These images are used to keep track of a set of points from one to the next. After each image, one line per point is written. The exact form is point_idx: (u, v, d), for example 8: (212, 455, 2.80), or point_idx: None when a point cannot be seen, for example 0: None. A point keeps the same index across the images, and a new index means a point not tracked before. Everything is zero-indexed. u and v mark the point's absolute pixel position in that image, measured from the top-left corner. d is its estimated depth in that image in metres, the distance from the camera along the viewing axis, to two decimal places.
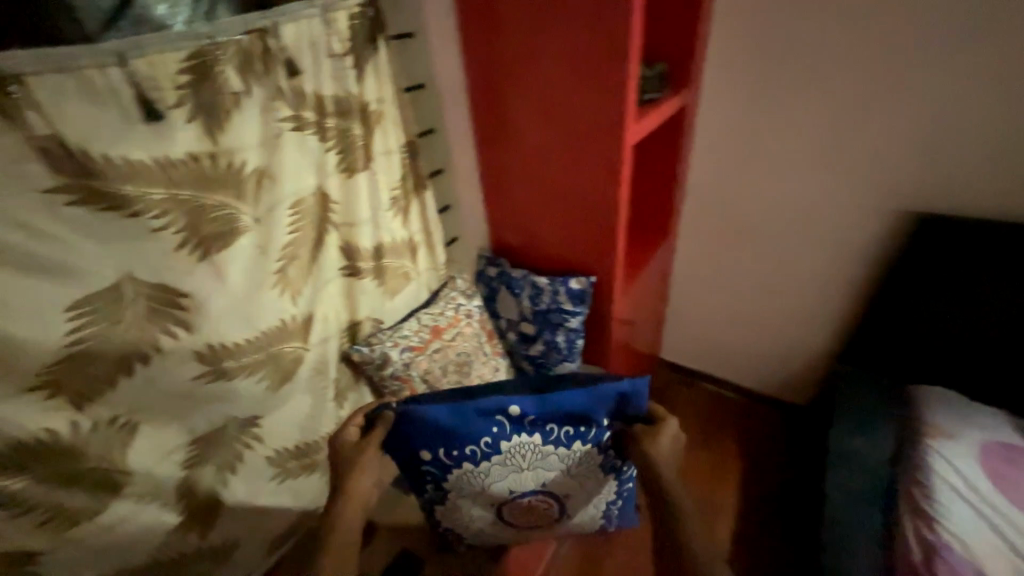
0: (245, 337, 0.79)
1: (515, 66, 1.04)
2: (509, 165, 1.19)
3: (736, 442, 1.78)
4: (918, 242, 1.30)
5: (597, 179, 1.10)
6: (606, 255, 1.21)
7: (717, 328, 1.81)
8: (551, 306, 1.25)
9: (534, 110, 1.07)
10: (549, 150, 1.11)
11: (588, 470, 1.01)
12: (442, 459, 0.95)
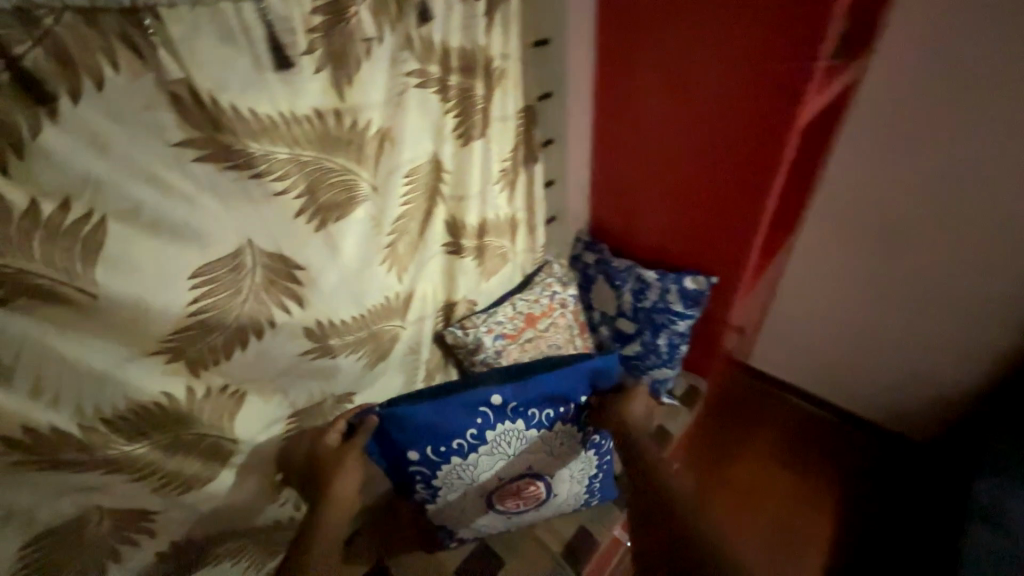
0: (352, 315, 0.74)
1: (665, 21, 0.87)
2: (635, 140, 1.04)
3: (833, 470, 1.57)
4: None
5: (748, 162, 0.92)
6: (737, 251, 1.04)
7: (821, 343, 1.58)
8: (656, 305, 1.11)
9: (678, 75, 0.91)
10: (689, 125, 0.95)
11: (568, 448, 0.93)
12: (432, 457, 0.84)
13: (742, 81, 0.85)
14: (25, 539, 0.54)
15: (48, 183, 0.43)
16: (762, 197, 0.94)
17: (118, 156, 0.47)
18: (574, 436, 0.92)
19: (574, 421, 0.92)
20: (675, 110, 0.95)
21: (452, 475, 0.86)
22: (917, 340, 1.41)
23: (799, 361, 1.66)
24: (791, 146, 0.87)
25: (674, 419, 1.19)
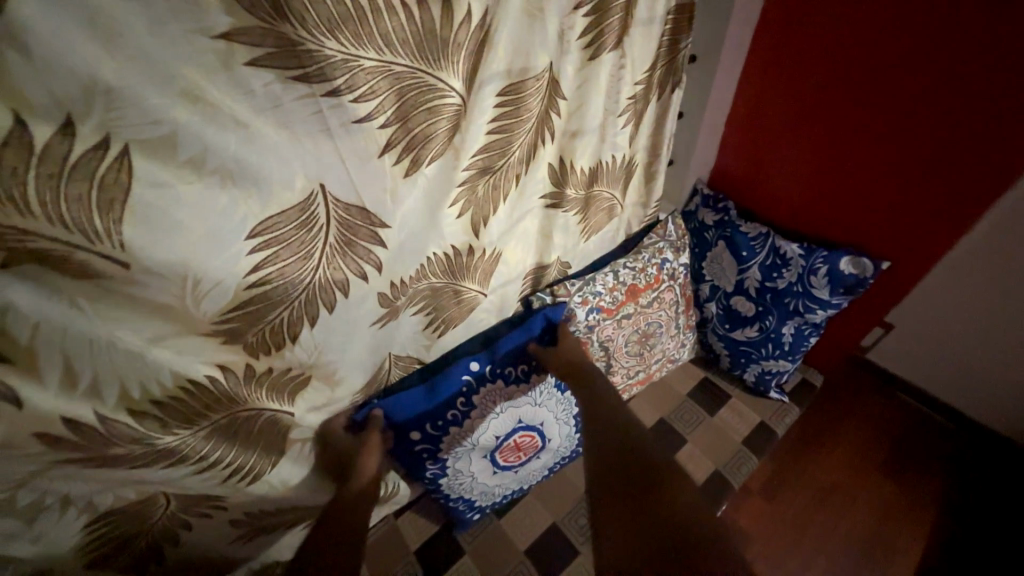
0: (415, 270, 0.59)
1: None
2: (821, 65, 0.75)
3: (943, 482, 1.27)
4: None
5: (1020, 105, 0.60)
6: (931, 231, 0.76)
7: (959, 346, 1.23)
8: (790, 287, 0.89)
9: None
10: (931, 37, 0.63)
11: (548, 396, 0.81)
12: (436, 437, 0.73)
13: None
14: (87, 520, 0.48)
15: (45, 95, 0.28)
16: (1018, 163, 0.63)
17: (138, 53, 0.30)
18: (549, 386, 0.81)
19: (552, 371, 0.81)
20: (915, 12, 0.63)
21: (456, 445, 0.75)
22: None
23: (942, 370, 1.30)
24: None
25: (780, 417, 1.02)
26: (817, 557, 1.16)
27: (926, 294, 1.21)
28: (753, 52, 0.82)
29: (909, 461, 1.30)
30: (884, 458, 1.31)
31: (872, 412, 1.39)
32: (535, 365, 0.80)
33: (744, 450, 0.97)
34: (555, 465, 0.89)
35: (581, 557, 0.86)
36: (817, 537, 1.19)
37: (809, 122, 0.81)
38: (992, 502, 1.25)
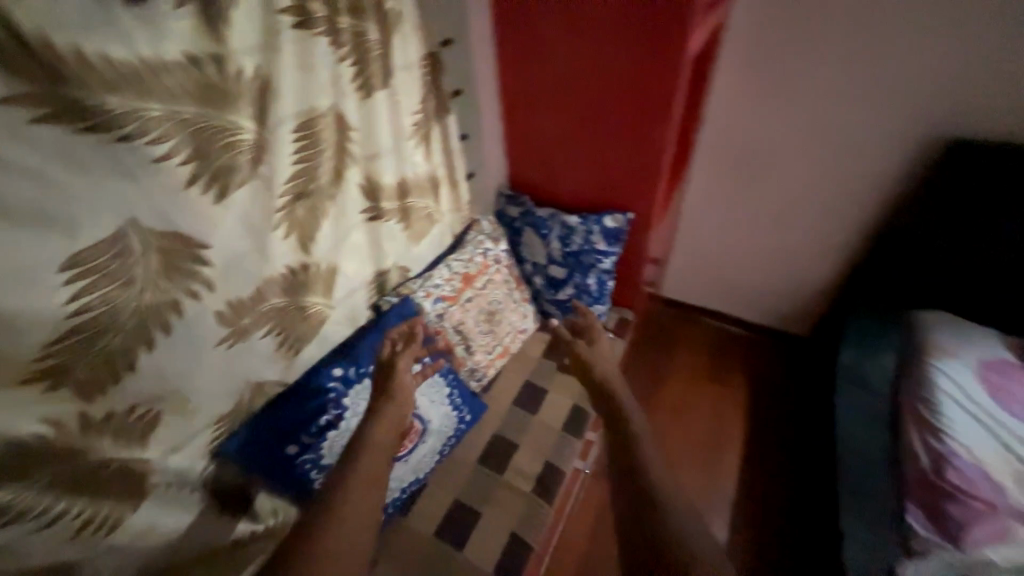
0: (250, 291, 0.66)
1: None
2: (542, 104, 1.09)
3: (743, 373, 1.75)
4: (952, 169, 1.24)
5: (649, 108, 0.99)
6: (642, 194, 1.13)
7: (712, 266, 1.78)
8: (583, 247, 1.18)
9: (572, 33, 0.95)
10: (590, 75, 0.99)
11: (416, 382, 0.94)
12: (314, 445, 0.78)
13: (631, 31, 0.91)
14: None
15: None
16: (662, 141, 1.03)
17: None
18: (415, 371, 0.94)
19: (415, 358, 0.94)
20: (577, 65, 0.99)
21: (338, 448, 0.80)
22: (793, 256, 1.63)
23: (710, 288, 1.85)
24: (681, 91, 0.96)
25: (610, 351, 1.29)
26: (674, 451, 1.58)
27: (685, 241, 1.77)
28: (500, 99, 1.13)
29: (721, 365, 1.78)
30: (704, 366, 1.78)
31: (690, 336, 1.87)
32: None
33: None
34: (445, 446, 0.99)
35: (483, 517, 0.97)
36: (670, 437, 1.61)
37: (553, 141, 1.13)
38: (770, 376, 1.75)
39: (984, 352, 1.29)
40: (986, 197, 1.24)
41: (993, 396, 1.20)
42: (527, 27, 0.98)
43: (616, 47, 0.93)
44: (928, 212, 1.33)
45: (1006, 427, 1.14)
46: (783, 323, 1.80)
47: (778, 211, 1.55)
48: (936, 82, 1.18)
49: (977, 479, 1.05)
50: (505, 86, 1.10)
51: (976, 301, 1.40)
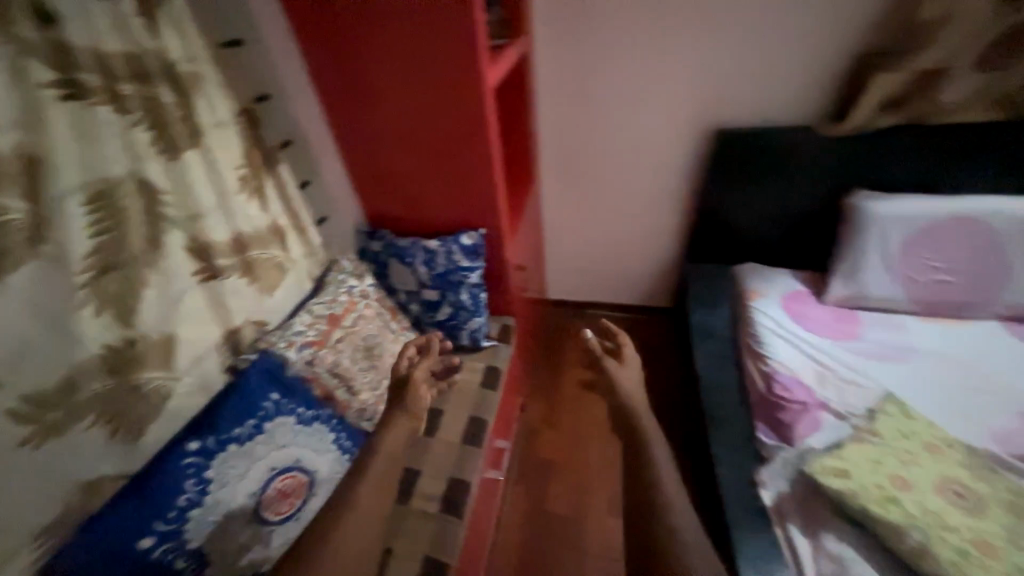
0: (53, 382, 0.63)
1: (350, 41, 0.99)
2: (378, 147, 1.16)
3: (626, 349, 2.05)
4: (721, 153, 1.57)
5: (470, 138, 1.10)
6: (488, 211, 1.24)
7: (580, 255, 2.05)
8: (448, 267, 1.26)
9: (385, 88, 1.05)
10: (412, 117, 1.09)
11: (292, 436, 0.91)
12: (174, 530, 0.75)
13: (432, 80, 1.02)
14: None
15: None
16: (488, 167, 1.15)
17: None
18: (290, 425, 0.91)
19: (286, 412, 0.92)
20: (398, 108, 1.08)
21: (205, 525, 0.77)
22: (638, 236, 1.93)
23: (583, 274, 2.12)
24: (494, 119, 1.08)
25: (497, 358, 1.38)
26: (580, 439, 1.75)
27: (554, 241, 2.04)
28: (337, 146, 1.18)
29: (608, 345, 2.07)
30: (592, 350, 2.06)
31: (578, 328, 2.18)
32: (263, 415, 0.89)
33: (483, 394, 1.28)
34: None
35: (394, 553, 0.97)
36: (577, 426, 1.79)
37: (398, 177, 1.21)
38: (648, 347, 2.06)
39: (786, 287, 1.64)
40: (751, 170, 1.58)
41: (794, 320, 1.52)
42: (342, 85, 1.06)
43: (426, 90, 1.04)
44: (717, 189, 1.65)
45: (805, 341, 1.44)
46: (649, 300, 2.12)
47: (616, 205, 1.86)
48: (693, 90, 1.51)
49: (795, 386, 1.32)
50: (339, 140, 1.17)
51: (776, 251, 1.75)
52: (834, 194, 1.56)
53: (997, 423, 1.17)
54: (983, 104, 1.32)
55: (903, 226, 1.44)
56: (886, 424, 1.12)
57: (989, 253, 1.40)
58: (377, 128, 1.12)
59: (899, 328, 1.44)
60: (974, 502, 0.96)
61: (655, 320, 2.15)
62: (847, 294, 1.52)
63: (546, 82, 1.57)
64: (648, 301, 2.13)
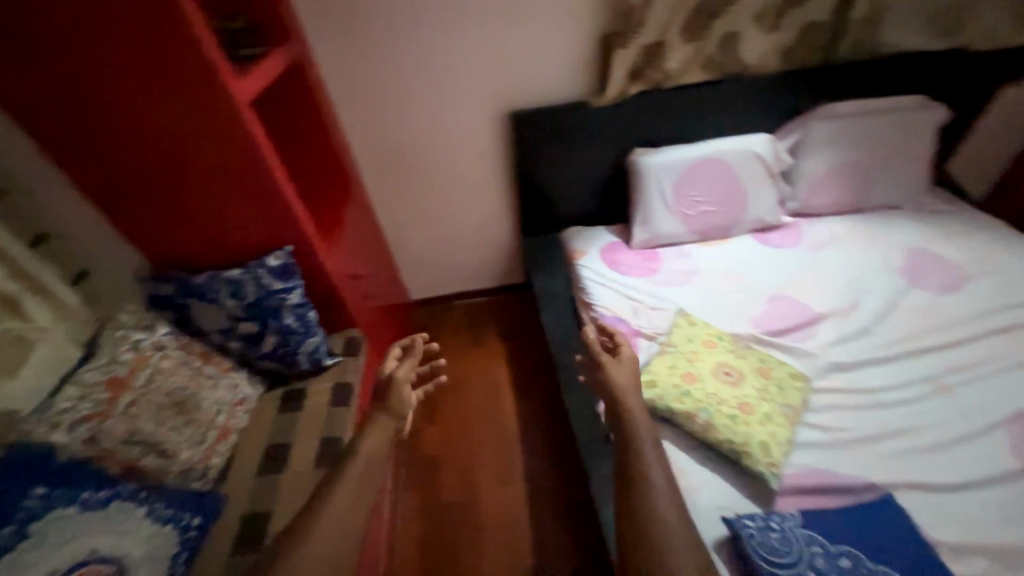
0: None
1: (60, 75, 0.90)
2: (137, 183, 1.06)
3: (497, 328, 2.14)
4: (519, 134, 1.74)
5: (239, 158, 1.05)
6: (290, 229, 1.19)
7: (429, 251, 2.11)
8: (260, 294, 1.19)
9: (112, 103, 0.94)
10: (164, 146, 1.01)
11: (80, 525, 0.81)
12: None
13: (154, 78, 0.92)
14: None
15: None
16: (271, 184, 1.10)
17: None
18: (74, 514, 0.82)
19: (65, 502, 0.82)
20: (144, 139, 0.99)
21: None
22: (475, 222, 2.05)
23: (441, 268, 2.17)
24: (260, 134, 1.04)
25: (343, 372, 1.34)
26: (463, 426, 1.79)
27: (399, 241, 2.05)
28: (90, 191, 1.06)
29: (478, 330, 2.15)
30: (464, 338, 2.12)
31: (448, 320, 2.22)
32: (28, 514, 0.78)
33: (332, 413, 1.24)
34: (174, 564, 0.88)
35: None
36: (458, 415, 1.83)
37: (176, 212, 1.11)
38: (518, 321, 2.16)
39: (605, 241, 1.88)
40: (548, 145, 1.78)
41: (613, 268, 1.75)
42: (50, 100, 0.93)
43: (170, 115, 0.97)
44: (526, 168, 1.84)
45: (622, 284, 1.67)
46: (506, 278, 2.24)
47: (446, 195, 1.94)
48: (475, 81, 1.66)
49: (618, 323, 1.53)
50: (85, 175, 1.04)
51: (594, 212, 1.99)
52: (619, 155, 1.83)
53: (752, 311, 1.49)
54: (698, 66, 1.66)
55: (669, 173, 1.76)
56: (677, 334, 1.36)
57: (731, 183, 1.76)
58: (130, 164, 1.02)
59: (685, 256, 1.75)
60: (737, 377, 1.22)
61: (517, 296, 2.28)
62: (648, 237, 1.79)
63: (337, 90, 1.62)
64: (507, 280, 2.26)
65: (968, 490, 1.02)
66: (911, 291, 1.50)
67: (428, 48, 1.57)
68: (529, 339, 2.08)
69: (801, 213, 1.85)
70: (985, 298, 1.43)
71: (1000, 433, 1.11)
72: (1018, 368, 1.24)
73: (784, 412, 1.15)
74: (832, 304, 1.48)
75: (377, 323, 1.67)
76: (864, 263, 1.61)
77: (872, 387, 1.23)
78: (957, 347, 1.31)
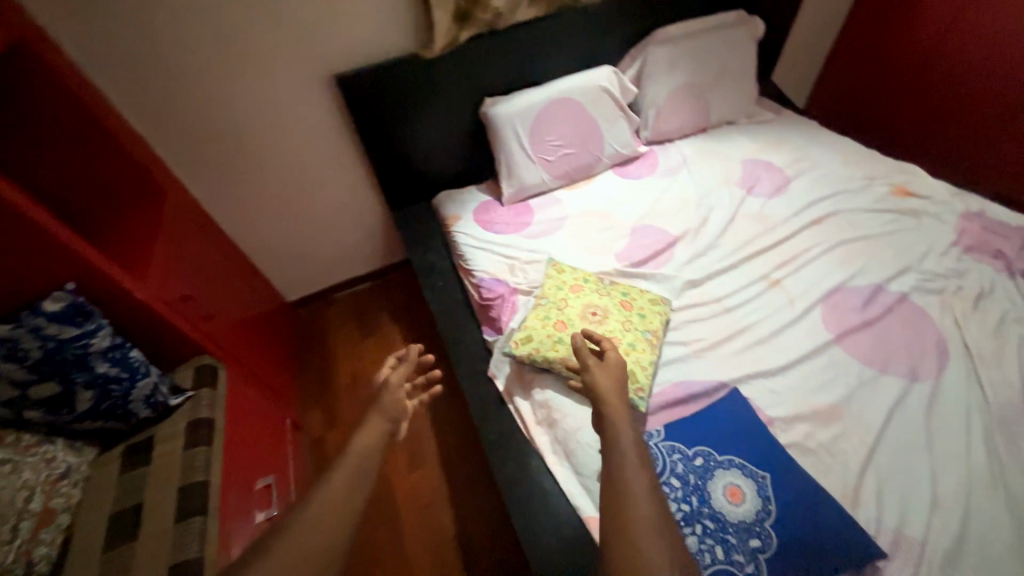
0: None
1: None
2: None
3: (389, 310, 2.05)
4: (351, 101, 1.59)
5: None
6: (66, 260, 1.02)
7: (294, 245, 1.92)
8: (48, 348, 0.98)
9: None
10: None
11: None
12: None
13: None
14: None
15: None
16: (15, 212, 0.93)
17: None
18: None
19: None
20: None
21: None
22: (335, 204, 1.88)
23: (312, 261, 1.99)
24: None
25: (197, 407, 1.17)
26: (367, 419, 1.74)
27: (253, 242, 1.84)
28: None
29: (368, 316, 2.05)
30: (356, 328, 2.02)
31: (334, 313, 2.08)
32: None
33: (188, 454, 1.09)
34: None
35: None
36: (361, 411, 1.76)
37: None
38: (411, 299, 2.07)
39: (477, 201, 1.81)
40: (387, 107, 1.64)
41: (485, 228, 1.70)
42: None
43: None
44: (373, 137, 1.69)
45: (496, 242, 1.64)
46: (389, 257, 2.13)
47: (290, 180, 1.75)
48: (281, 49, 1.48)
49: (497, 284, 1.51)
50: None
51: (461, 172, 1.90)
52: (469, 109, 1.75)
53: (617, 246, 1.55)
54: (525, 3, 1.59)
55: (521, 120, 1.72)
56: (548, 285, 1.38)
57: (584, 121, 1.77)
58: None
59: (554, 203, 1.75)
60: (602, 314, 1.27)
61: (405, 273, 2.18)
62: (516, 189, 1.75)
63: (109, 81, 1.36)
64: (390, 258, 2.14)
65: (792, 368, 1.19)
66: (747, 201, 1.65)
67: (207, 14, 1.35)
68: (424, 314, 2.02)
69: (655, 140, 1.91)
70: (803, 195, 1.62)
71: (815, 312, 1.29)
72: (830, 252, 1.44)
73: (646, 337, 1.22)
74: (684, 225, 1.58)
75: (237, 339, 1.51)
76: (709, 181, 1.73)
77: (718, 297, 1.36)
78: (786, 243, 1.49)
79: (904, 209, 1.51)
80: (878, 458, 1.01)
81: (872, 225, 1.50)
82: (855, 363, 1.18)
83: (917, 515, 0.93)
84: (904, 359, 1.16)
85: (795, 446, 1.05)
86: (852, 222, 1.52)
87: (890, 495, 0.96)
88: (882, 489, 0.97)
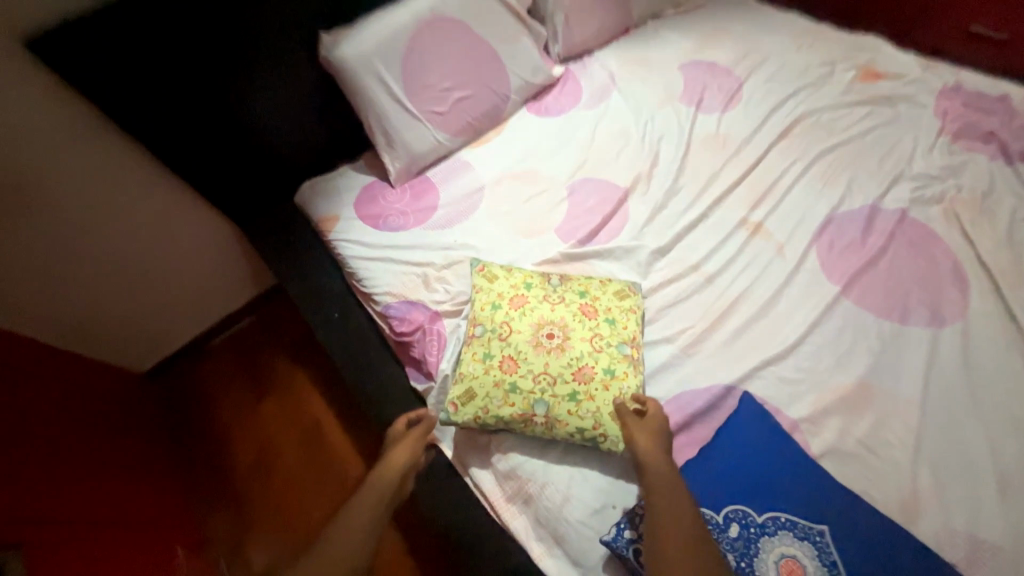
0: None
1: None
2: None
3: (286, 349, 1.56)
4: (77, 79, 1.00)
5: None
6: None
7: (112, 304, 1.34)
8: None
9: None
10: None
11: None
12: None
13: None
14: None
15: None
16: None
17: None
18: None
19: None
20: None
21: None
22: (148, 231, 1.31)
23: (149, 313, 1.42)
24: None
25: None
26: (294, 504, 1.34)
27: (35, 318, 1.22)
28: None
29: (259, 364, 1.54)
30: (247, 383, 1.52)
31: (213, 368, 1.55)
32: None
33: None
34: None
35: None
36: (280, 497, 1.35)
37: None
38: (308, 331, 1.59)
39: (356, 188, 1.29)
40: (153, 72, 1.06)
41: (375, 226, 1.22)
42: None
43: None
44: (143, 122, 1.12)
45: (393, 245, 1.18)
46: (262, 280, 1.60)
47: (57, 212, 1.15)
48: None
49: (411, 310, 1.09)
50: None
51: (324, 150, 1.36)
52: (299, 53, 1.19)
53: (557, 218, 1.16)
54: None
55: (383, 61, 1.19)
56: (479, 304, 0.97)
57: (472, 46, 1.26)
58: None
59: (462, 171, 1.28)
60: (563, 334, 0.92)
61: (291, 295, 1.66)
62: (404, 162, 1.25)
63: None
64: (265, 282, 1.61)
65: (802, 342, 0.94)
66: (700, 118, 1.30)
67: None
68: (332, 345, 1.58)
69: (570, 56, 1.46)
70: (762, 100, 1.30)
71: (811, 256, 1.04)
72: (808, 168, 1.16)
73: (624, 353, 0.90)
74: (632, 170, 1.21)
75: (57, 465, 1.02)
76: (648, 101, 1.34)
77: (694, 263, 1.06)
78: (757, 169, 1.19)
79: (876, 97, 1.25)
80: (927, 443, 0.82)
81: (845, 124, 1.22)
82: (871, 318, 0.95)
83: (988, 503, 0.76)
84: (922, 299, 0.95)
85: (831, 453, 0.83)
86: (823, 125, 1.23)
87: (951, 489, 0.78)
88: (942, 485, 0.78)
